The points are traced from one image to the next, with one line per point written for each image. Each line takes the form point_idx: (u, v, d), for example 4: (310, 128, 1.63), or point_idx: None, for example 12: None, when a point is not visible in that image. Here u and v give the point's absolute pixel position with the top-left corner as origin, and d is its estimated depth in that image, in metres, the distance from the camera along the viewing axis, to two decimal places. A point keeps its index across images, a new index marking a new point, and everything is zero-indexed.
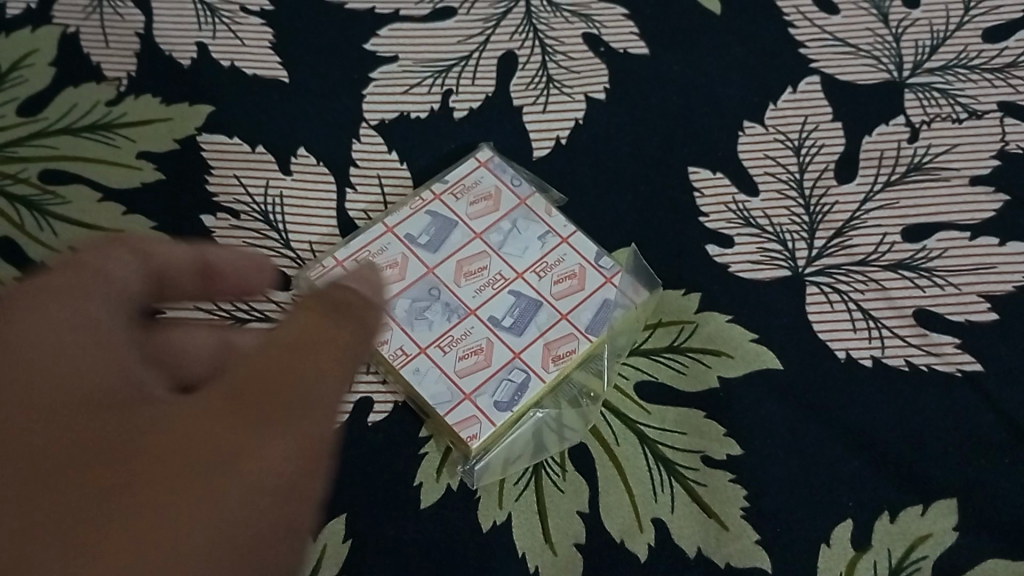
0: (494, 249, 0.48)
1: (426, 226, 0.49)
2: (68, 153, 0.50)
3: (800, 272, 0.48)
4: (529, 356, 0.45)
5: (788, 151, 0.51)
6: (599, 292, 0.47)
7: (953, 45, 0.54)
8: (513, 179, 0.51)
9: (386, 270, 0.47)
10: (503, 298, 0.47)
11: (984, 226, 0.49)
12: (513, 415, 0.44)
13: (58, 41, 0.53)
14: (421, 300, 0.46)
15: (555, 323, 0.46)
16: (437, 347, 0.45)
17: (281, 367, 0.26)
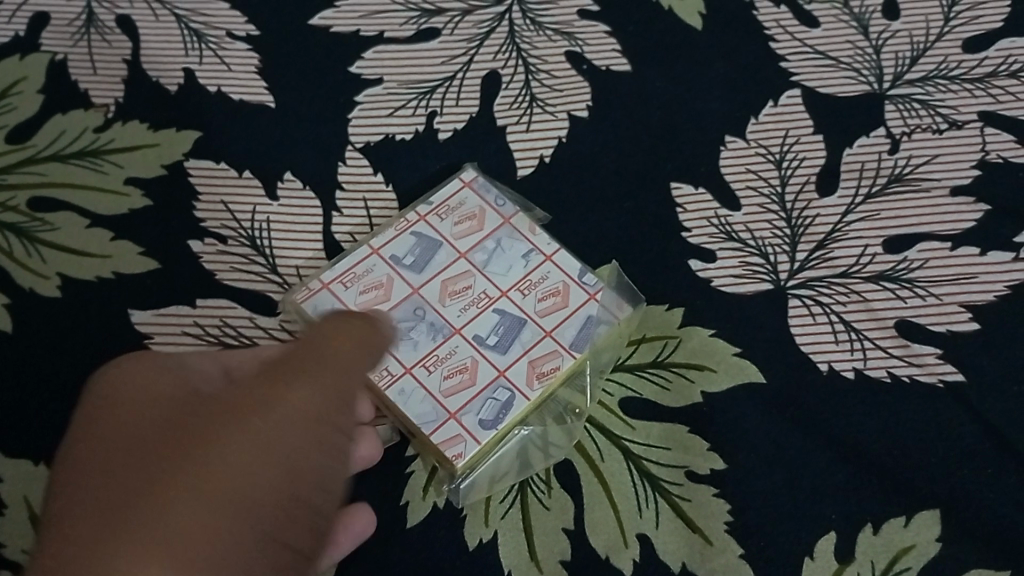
0: (479, 267, 0.48)
1: (411, 247, 0.49)
2: (57, 180, 0.50)
3: (782, 285, 0.48)
4: (513, 374, 0.45)
5: (770, 165, 0.52)
6: (582, 308, 0.47)
7: (933, 56, 0.55)
8: (497, 199, 0.50)
9: (371, 291, 0.47)
10: (487, 317, 0.47)
11: (966, 236, 0.49)
12: (498, 433, 0.44)
13: (47, 69, 0.54)
14: (406, 320, 0.46)
15: (539, 340, 0.46)
16: (422, 367, 0.45)
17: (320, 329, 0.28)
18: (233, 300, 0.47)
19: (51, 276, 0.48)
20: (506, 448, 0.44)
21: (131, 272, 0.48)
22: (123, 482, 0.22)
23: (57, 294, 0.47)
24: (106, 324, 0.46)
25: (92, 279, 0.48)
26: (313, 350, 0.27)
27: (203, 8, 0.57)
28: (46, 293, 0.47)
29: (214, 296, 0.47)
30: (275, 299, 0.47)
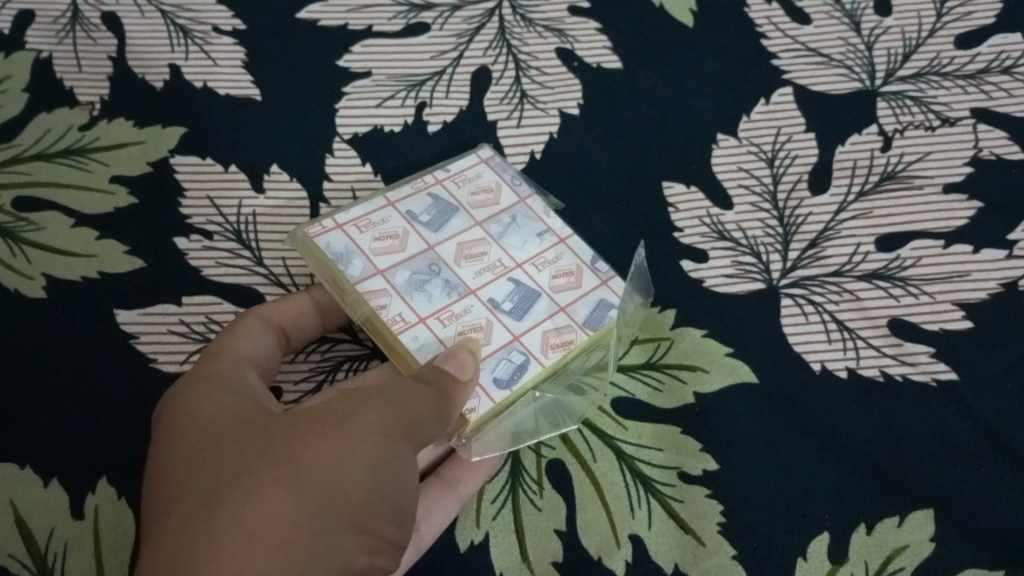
0: (495, 237, 0.47)
1: (429, 206, 0.48)
2: (42, 179, 0.49)
3: (775, 284, 0.48)
4: (528, 341, 0.44)
5: (761, 162, 0.52)
6: (596, 292, 0.46)
7: (925, 53, 0.54)
8: (513, 178, 0.50)
9: (386, 241, 0.46)
10: (503, 284, 0.45)
11: (958, 234, 0.49)
12: (513, 395, 0.42)
13: (32, 67, 0.53)
14: (421, 273, 0.45)
15: (553, 314, 0.45)
16: (437, 319, 0.43)
17: (372, 407, 0.35)
18: (220, 295, 0.47)
19: (35, 275, 0.47)
20: (520, 413, 0.42)
21: (116, 272, 0.47)
22: (217, 495, 0.31)
23: (41, 294, 0.46)
24: (89, 324, 0.46)
25: (77, 279, 0.47)
26: (393, 403, 0.36)
27: (190, 4, 0.57)
28: (30, 295, 0.46)
29: (201, 292, 0.47)
30: (261, 293, 0.47)
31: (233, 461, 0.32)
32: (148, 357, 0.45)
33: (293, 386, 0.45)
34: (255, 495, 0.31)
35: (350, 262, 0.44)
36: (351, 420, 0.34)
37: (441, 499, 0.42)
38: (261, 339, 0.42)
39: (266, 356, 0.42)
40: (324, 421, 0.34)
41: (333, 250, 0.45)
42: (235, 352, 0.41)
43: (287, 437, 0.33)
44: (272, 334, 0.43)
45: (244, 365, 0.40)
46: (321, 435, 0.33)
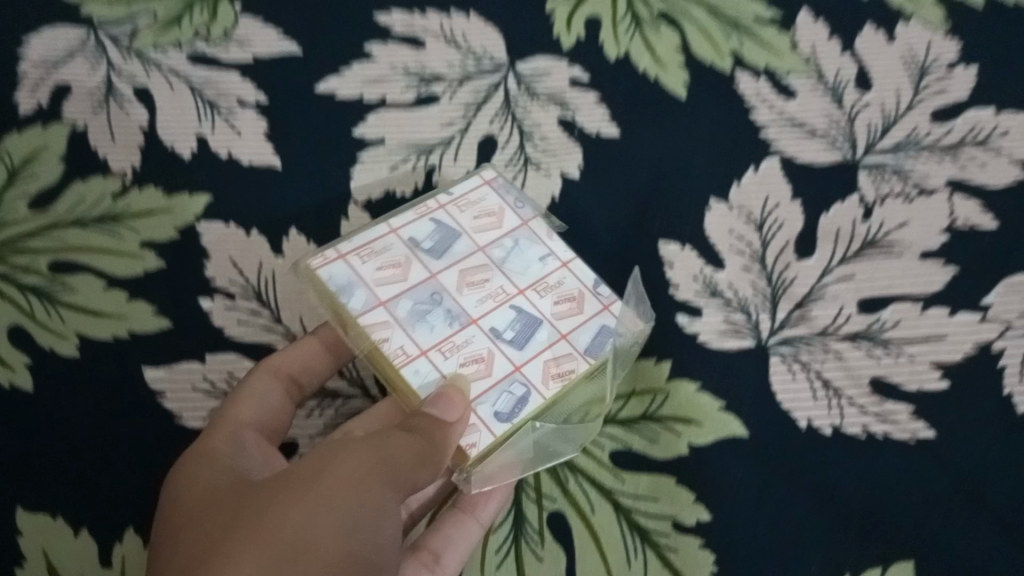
0: (497, 263, 0.49)
1: (430, 232, 0.50)
2: (77, 245, 0.53)
3: (765, 343, 0.51)
4: (529, 371, 0.45)
5: (751, 227, 0.54)
6: (597, 318, 0.48)
7: (903, 125, 0.57)
8: (515, 202, 0.52)
9: (390, 269, 0.47)
10: (504, 312, 0.47)
11: (936, 296, 0.52)
12: (513, 426, 0.44)
13: (68, 139, 0.57)
14: (423, 303, 0.47)
15: (554, 341, 0.47)
16: (439, 351, 0.45)
17: (347, 460, 0.38)
18: (239, 352, 0.51)
19: (69, 334, 0.50)
20: (520, 442, 0.44)
21: (143, 333, 0.51)
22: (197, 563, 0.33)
23: (75, 353, 0.50)
24: (122, 385, 0.49)
25: (108, 338, 0.50)
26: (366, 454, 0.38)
27: (218, 78, 0.59)
28: (64, 353, 0.50)
29: (223, 349, 0.51)
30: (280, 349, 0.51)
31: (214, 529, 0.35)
32: (174, 413, 0.49)
33: (310, 439, 0.49)
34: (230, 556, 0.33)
35: (352, 294, 0.46)
36: (321, 475, 0.36)
37: (460, 527, 0.45)
38: (260, 400, 0.46)
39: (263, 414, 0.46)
40: (300, 480, 0.36)
41: (336, 282, 0.47)
42: (237, 420, 0.45)
43: (263, 500, 0.36)
44: (276, 390, 0.47)
45: (243, 432, 0.45)
46: (292, 491, 0.36)
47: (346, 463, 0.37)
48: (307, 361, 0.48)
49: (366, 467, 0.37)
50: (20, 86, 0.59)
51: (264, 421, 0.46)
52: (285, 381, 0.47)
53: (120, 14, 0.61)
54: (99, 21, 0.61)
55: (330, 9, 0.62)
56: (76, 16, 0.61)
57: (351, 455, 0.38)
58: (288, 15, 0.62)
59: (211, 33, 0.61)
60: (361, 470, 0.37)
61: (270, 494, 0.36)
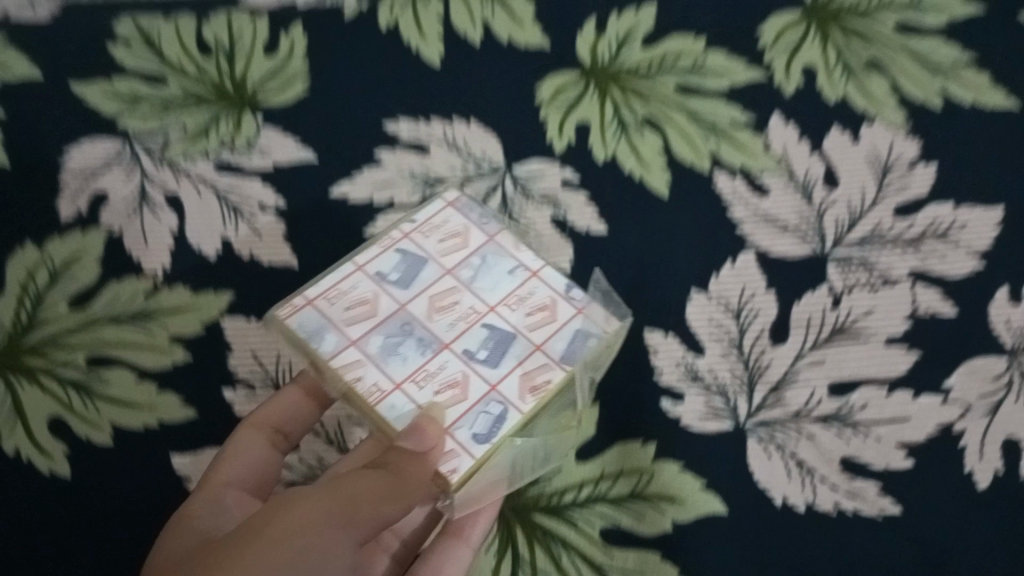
0: (466, 284, 0.52)
1: (396, 263, 0.53)
2: (113, 341, 0.59)
3: (743, 425, 0.56)
4: (504, 388, 0.49)
5: (729, 316, 0.59)
6: (570, 322, 0.51)
7: (867, 222, 0.62)
8: (480, 218, 0.55)
9: (358, 307, 0.51)
10: (477, 331, 0.50)
11: (901, 380, 0.56)
12: (491, 445, 0.47)
13: (105, 242, 0.62)
14: (394, 336, 0.50)
15: (529, 353, 0.50)
16: (413, 382, 0.48)
17: (307, 498, 0.44)
18: None
19: (105, 424, 0.57)
20: (500, 459, 0.47)
21: (172, 423, 0.57)
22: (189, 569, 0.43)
23: (110, 442, 0.57)
24: (160, 473, 0.57)
25: (140, 427, 0.57)
26: (325, 500, 0.43)
27: (241, 185, 0.65)
28: (101, 442, 0.57)
29: None
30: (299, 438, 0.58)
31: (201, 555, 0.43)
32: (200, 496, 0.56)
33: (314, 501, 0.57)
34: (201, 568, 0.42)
35: (323, 339, 0.50)
36: (278, 512, 0.43)
37: (452, 550, 0.52)
38: (242, 457, 0.54)
39: (258, 463, 0.54)
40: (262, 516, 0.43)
41: (305, 329, 0.50)
42: (223, 478, 0.53)
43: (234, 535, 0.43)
44: (265, 438, 0.54)
45: (227, 491, 0.52)
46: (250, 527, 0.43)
47: (305, 501, 0.43)
48: (289, 412, 0.55)
49: (321, 504, 0.43)
50: (61, 195, 0.64)
51: (249, 474, 0.54)
52: (267, 435, 0.54)
53: (152, 126, 0.68)
54: (132, 134, 0.67)
55: (342, 119, 0.68)
56: (111, 129, 0.68)
57: (315, 495, 0.44)
58: (303, 125, 0.68)
59: (235, 142, 0.67)
60: (315, 506, 0.43)
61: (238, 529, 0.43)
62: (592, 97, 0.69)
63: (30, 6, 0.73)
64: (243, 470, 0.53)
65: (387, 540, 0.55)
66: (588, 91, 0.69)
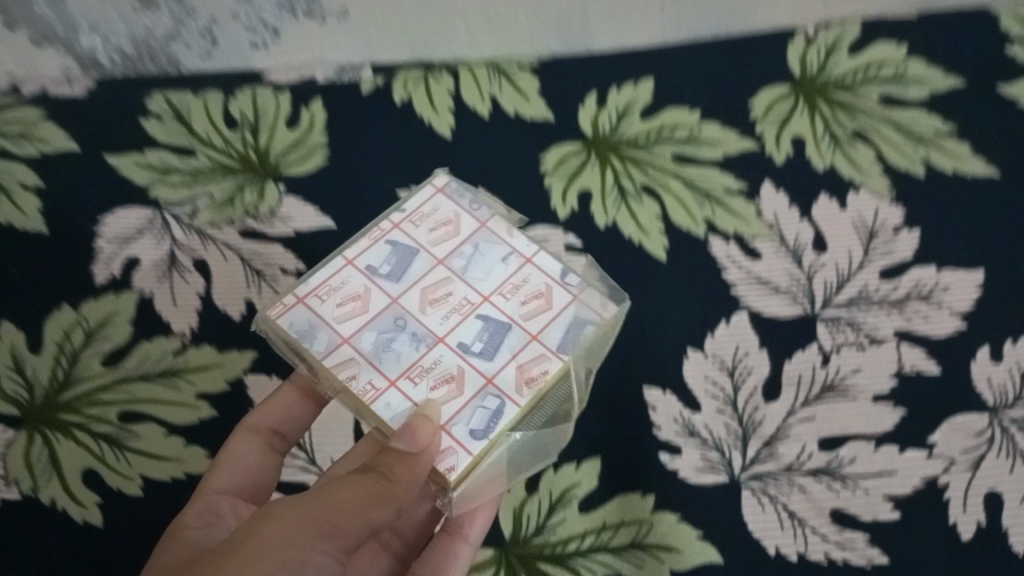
0: (459, 273, 0.54)
1: (387, 256, 0.55)
2: (144, 397, 0.63)
3: (737, 478, 0.59)
4: (499, 380, 0.50)
5: (723, 373, 0.63)
6: (566, 309, 0.53)
7: (854, 284, 0.66)
8: (471, 206, 0.58)
9: (350, 303, 0.53)
10: (471, 322, 0.52)
11: (887, 435, 0.60)
12: (488, 440, 0.48)
13: (136, 304, 0.67)
14: (387, 331, 0.52)
15: (525, 343, 0.52)
16: (406, 379, 0.50)
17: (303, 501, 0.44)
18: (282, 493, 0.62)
19: (135, 476, 0.61)
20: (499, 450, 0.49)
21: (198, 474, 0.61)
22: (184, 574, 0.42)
23: (140, 492, 0.60)
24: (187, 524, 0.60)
25: (168, 479, 0.61)
26: (315, 511, 0.43)
27: (264, 250, 0.70)
28: (131, 493, 0.60)
29: None
30: None
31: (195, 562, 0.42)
32: None
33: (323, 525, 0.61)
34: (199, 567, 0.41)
35: (315, 338, 0.52)
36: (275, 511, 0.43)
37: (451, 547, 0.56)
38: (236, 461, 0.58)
39: (254, 463, 0.58)
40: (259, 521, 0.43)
41: (297, 328, 0.52)
42: (219, 484, 0.56)
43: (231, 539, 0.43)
44: (261, 439, 0.59)
45: (222, 497, 0.56)
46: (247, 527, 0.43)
47: (302, 502, 0.44)
48: (282, 412, 0.59)
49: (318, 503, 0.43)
50: (95, 260, 0.69)
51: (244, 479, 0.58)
52: (260, 437, 0.59)
53: (182, 195, 0.73)
54: (162, 202, 0.73)
55: (361, 190, 0.73)
56: (142, 198, 0.73)
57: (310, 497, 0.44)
58: (324, 194, 0.73)
59: (258, 210, 0.72)
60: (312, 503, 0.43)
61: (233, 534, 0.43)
62: (593, 166, 0.74)
63: (69, 82, 0.81)
64: (239, 476, 0.57)
65: (388, 539, 0.59)
66: (589, 161, 0.74)
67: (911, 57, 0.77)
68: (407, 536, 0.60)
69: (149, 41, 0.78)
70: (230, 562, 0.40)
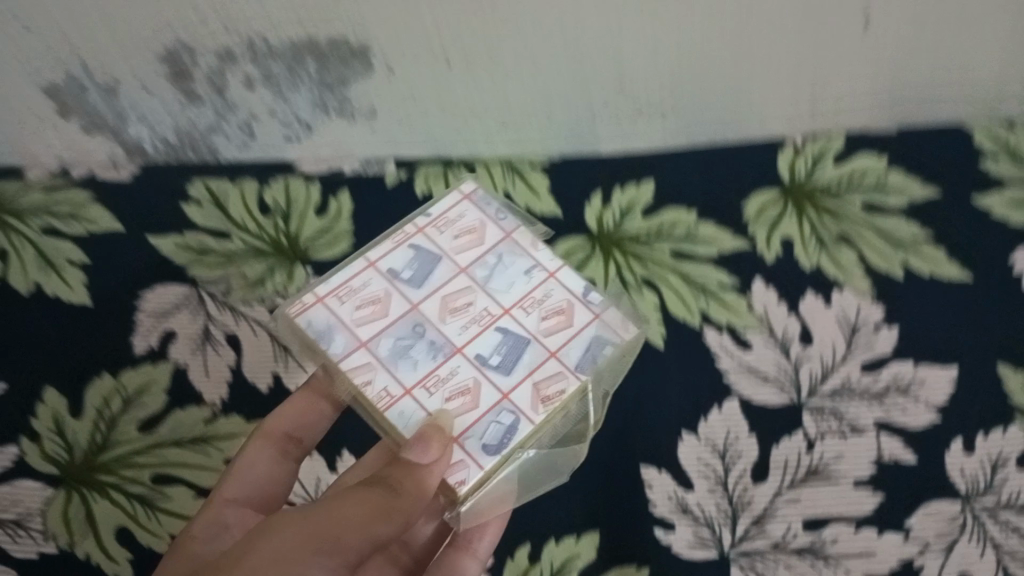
0: (480, 284, 0.60)
1: (409, 262, 0.60)
2: (176, 460, 0.70)
3: (727, 554, 0.65)
4: (514, 396, 0.55)
5: (715, 455, 0.68)
6: (586, 328, 0.58)
7: (837, 376, 0.71)
8: (496, 217, 0.64)
9: (370, 306, 0.58)
10: (490, 335, 0.57)
11: (867, 518, 0.65)
12: (500, 456, 0.53)
13: (171, 374, 0.73)
14: (405, 338, 0.57)
15: (543, 360, 0.56)
16: (422, 388, 0.55)
17: (315, 509, 0.47)
18: None
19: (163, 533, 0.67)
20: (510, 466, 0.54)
21: None
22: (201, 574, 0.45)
23: None
24: None
25: None
26: (324, 518, 0.46)
27: None
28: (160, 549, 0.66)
29: None
30: None
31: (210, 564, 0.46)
32: None
33: None
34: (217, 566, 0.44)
35: (334, 339, 0.57)
36: (286, 518, 0.46)
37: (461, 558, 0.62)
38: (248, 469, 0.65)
39: (268, 470, 0.65)
40: (275, 523, 0.46)
41: (317, 328, 0.57)
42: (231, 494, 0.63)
43: (244, 542, 0.46)
44: (275, 447, 0.66)
45: (230, 505, 0.62)
46: (261, 533, 0.46)
47: (313, 511, 0.47)
48: (296, 421, 0.66)
49: (328, 510, 0.47)
50: (135, 331, 0.76)
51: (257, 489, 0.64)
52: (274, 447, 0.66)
53: (216, 274, 0.80)
54: (200, 281, 0.79)
55: None
56: (181, 277, 0.80)
57: (321, 506, 0.47)
58: None
59: (288, 290, 0.79)
60: (323, 512, 0.47)
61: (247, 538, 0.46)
62: (597, 259, 0.81)
63: (115, 167, 0.88)
64: (251, 484, 0.64)
65: (399, 552, 0.63)
66: (594, 254, 0.81)
67: (891, 168, 0.83)
68: (416, 549, 0.64)
69: (192, 133, 0.85)
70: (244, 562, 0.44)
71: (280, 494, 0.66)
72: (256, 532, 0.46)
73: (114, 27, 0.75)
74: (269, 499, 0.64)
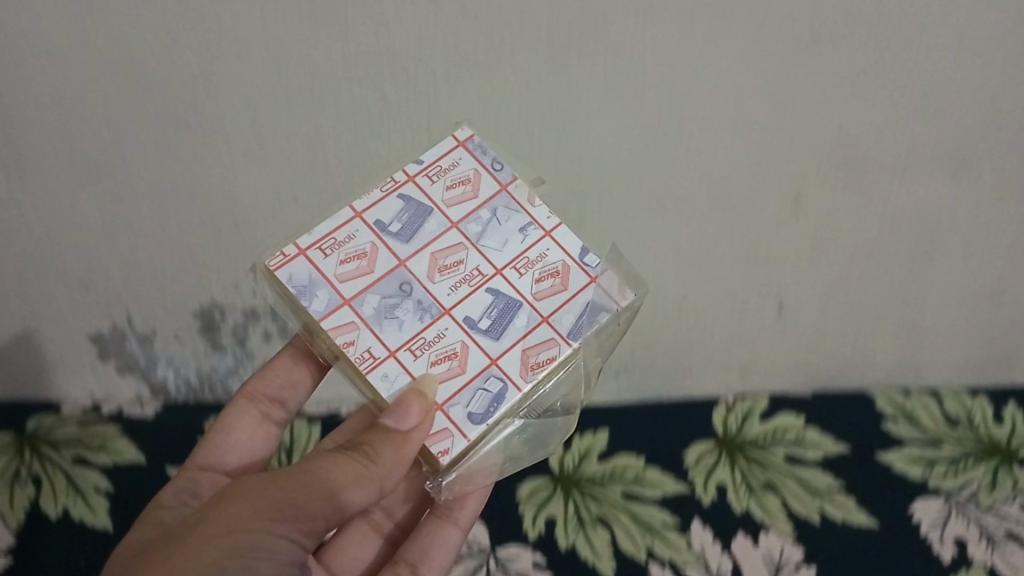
0: (473, 241, 0.63)
1: (398, 215, 0.63)
2: None
3: None
4: (501, 359, 0.59)
5: None
6: (581, 291, 0.62)
7: None
8: (491, 165, 0.66)
9: (357, 261, 0.61)
10: (481, 294, 0.61)
11: None
12: (485, 425, 0.57)
13: None
14: (391, 299, 0.60)
15: (536, 324, 0.60)
16: (406, 351, 0.59)
17: (293, 476, 0.54)
18: None
19: None
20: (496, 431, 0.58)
21: None
22: (188, 526, 0.52)
23: None
24: None
25: None
26: (301, 488, 0.53)
27: None
28: None
29: None
30: None
31: (196, 517, 0.53)
32: None
33: None
34: (201, 523, 0.52)
35: (316, 295, 0.60)
36: (266, 483, 0.54)
37: (443, 531, 0.70)
38: (231, 434, 0.72)
39: (248, 432, 0.72)
40: (255, 486, 0.53)
41: (298, 282, 0.60)
42: (209, 459, 0.70)
43: (225, 498, 0.53)
44: (257, 412, 0.73)
45: (206, 471, 0.69)
46: (239, 492, 0.53)
47: (291, 477, 0.54)
48: (278, 378, 0.73)
49: (304, 481, 0.54)
50: None
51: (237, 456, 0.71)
52: (254, 406, 0.73)
53: None
54: None
55: None
56: None
57: (299, 474, 0.54)
58: None
59: None
60: (299, 482, 0.54)
61: (227, 497, 0.53)
62: (558, 497, 0.92)
63: (140, 404, 1.00)
64: (230, 450, 0.71)
65: (378, 521, 0.74)
66: (556, 492, 0.93)
67: (807, 426, 0.97)
68: (397, 518, 0.74)
69: (212, 376, 0.99)
70: (219, 523, 0.51)
71: (260, 455, 0.73)
72: (238, 490, 0.53)
73: (168, 296, 0.94)
74: (249, 462, 0.72)
